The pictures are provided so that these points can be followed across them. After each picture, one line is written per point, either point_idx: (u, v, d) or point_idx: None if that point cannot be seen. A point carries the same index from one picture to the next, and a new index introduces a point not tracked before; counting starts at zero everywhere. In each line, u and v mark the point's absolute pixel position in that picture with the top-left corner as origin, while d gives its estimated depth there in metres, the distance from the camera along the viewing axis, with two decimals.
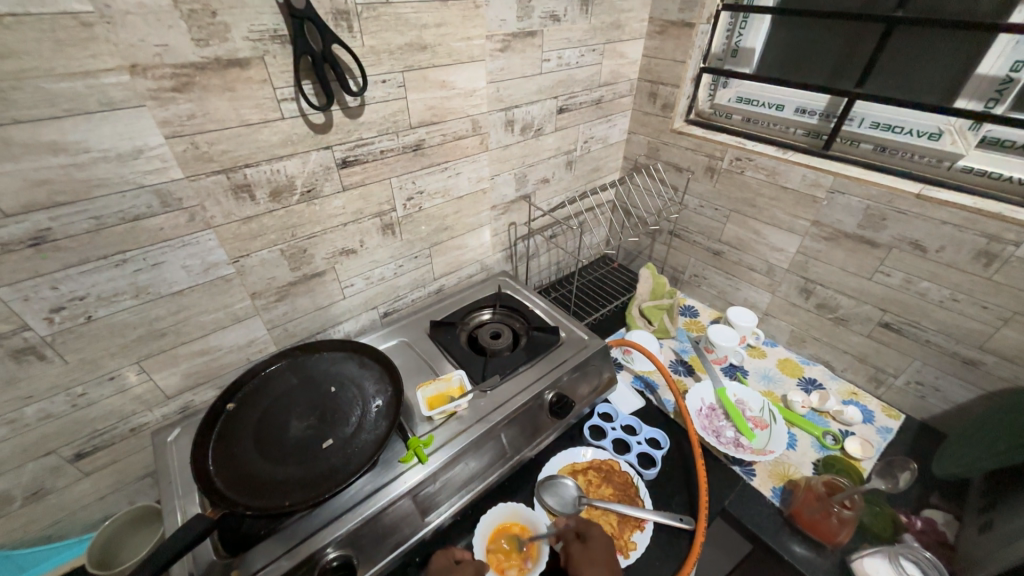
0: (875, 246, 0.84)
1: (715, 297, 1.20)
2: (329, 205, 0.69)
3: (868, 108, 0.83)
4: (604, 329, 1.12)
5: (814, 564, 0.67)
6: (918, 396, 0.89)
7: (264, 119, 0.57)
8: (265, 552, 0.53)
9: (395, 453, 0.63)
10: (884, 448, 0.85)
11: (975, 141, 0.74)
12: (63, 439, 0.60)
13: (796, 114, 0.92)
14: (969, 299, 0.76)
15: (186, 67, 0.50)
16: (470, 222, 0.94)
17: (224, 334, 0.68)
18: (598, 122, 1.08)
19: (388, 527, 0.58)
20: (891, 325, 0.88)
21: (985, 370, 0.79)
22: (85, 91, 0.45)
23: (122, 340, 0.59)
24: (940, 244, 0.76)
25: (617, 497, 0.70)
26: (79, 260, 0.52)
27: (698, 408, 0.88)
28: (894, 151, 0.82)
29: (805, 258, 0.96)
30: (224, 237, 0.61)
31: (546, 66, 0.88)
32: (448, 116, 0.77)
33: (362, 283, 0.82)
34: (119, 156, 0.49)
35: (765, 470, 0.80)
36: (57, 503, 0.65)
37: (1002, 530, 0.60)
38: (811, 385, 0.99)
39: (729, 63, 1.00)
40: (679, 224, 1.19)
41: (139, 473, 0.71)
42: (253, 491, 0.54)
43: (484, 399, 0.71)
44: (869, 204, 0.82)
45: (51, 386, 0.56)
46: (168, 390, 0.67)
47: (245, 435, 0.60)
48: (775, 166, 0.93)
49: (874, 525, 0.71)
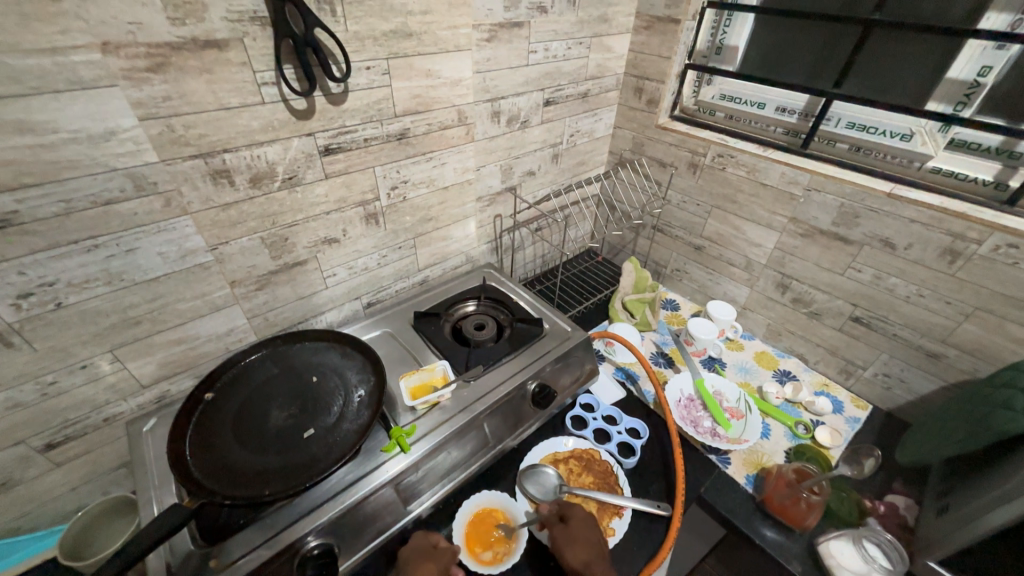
0: (848, 243, 0.87)
1: (696, 292, 1.22)
2: (311, 192, 0.68)
3: (845, 109, 0.86)
4: (587, 322, 1.13)
5: (784, 548, 0.70)
6: (885, 387, 0.93)
7: (244, 103, 0.56)
8: (244, 541, 0.52)
9: (377, 443, 0.63)
10: (852, 437, 0.89)
11: (944, 143, 0.77)
12: (32, 429, 0.58)
13: (776, 113, 0.95)
14: (934, 294, 0.80)
15: (161, 47, 0.48)
16: (456, 213, 0.93)
17: (202, 322, 0.67)
18: (584, 115, 1.08)
19: (369, 515, 0.59)
20: (861, 319, 0.91)
21: (947, 362, 0.83)
22: (53, 68, 0.44)
23: (95, 328, 0.57)
24: (908, 241, 0.79)
25: (597, 485, 0.71)
26: (48, 244, 0.50)
27: (676, 398, 0.91)
28: (868, 151, 0.85)
29: (782, 254, 0.99)
30: (201, 224, 0.60)
31: (532, 58, 0.88)
32: (433, 106, 0.76)
33: (345, 273, 0.81)
34: (90, 138, 0.48)
35: (739, 458, 0.83)
36: (26, 495, 0.63)
37: (956, 513, 0.64)
38: (785, 377, 1.02)
39: (714, 60, 1.01)
40: (662, 219, 1.21)
41: (113, 465, 0.70)
42: (233, 481, 0.53)
43: (467, 389, 0.72)
44: (843, 201, 0.85)
45: (19, 374, 0.54)
46: (143, 379, 0.65)
47: (223, 425, 0.59)
48: (755, 163, 0.95)
49: (840, 510, 0.75)
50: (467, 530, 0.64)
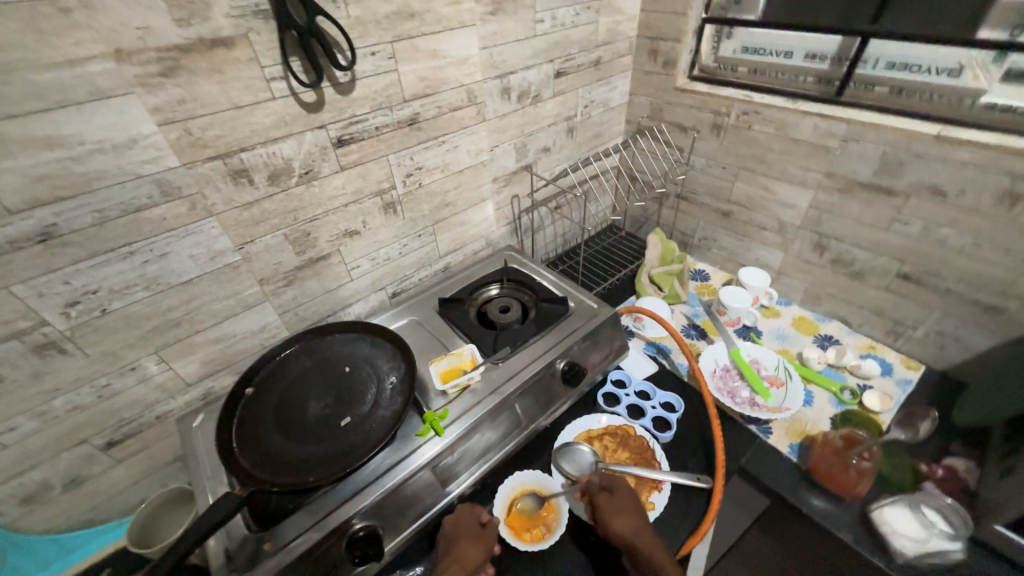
0: (892, 195, 0.81)
1: (726, 260, 1.18)
2: (328, 185, 0.69)
3: (883, 48, 0.78)
4: (614, 298, 1.11)
5: (834, 516, 0.68)
6: (939, 347, 0.87)
7: (255, 100, 0.57)
8: (294, 525, 0.55)
9: (412, 428, 0.64)
10: (903, 400, 0.84)
11: (998, 76, 0.69)
12: (93, 428, 0.62)
13: (805, 61, 0.88)
14: (992, 243, 0.74)
15: (171, 50, 0.49)
16: (472, 197, 0.92)
17: (236, 321, 0.69)
18: (597, 85, 1.04)
19: (410, 497, 0.60)
20: (910, 276, 0.85)
21: (1009, 316, 0.76)
22: (72, 81, 0.45)
23: (139, 331, 0.60)
24: (961, 187, 0.73)
25: (633, 460, 0.71)
26: (88, 254, 0.52)
27: (711, 370, 0.88)
28: (912, 92, 0.78)
29: (818, 212, 0.93)
30: (227, 225, 0.61)
31: (539, 28, 0.85)
32: (442, 87, 0.75)
33: (368, 265, 0.82)
34: (115, 147, 0.49)
35: (781, 427, 0.80)
36: (95, 490, 0.68)
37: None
38: (827, 342, 0.97)
39: (733, 10, 0.95)
40: (686, 187, 1.16)
41: (169, 459, 0.74)
42: (279, 470, 0.55)
43: (497, 370, 0.72)
44: (885, 149, 0.79)
45: (76, 378, 0.57)
46: (188, 377, 0.69)
47: (265, 417, 0.62)
48: (784, 118, 0.89)
49: (893, 476, 0.72)
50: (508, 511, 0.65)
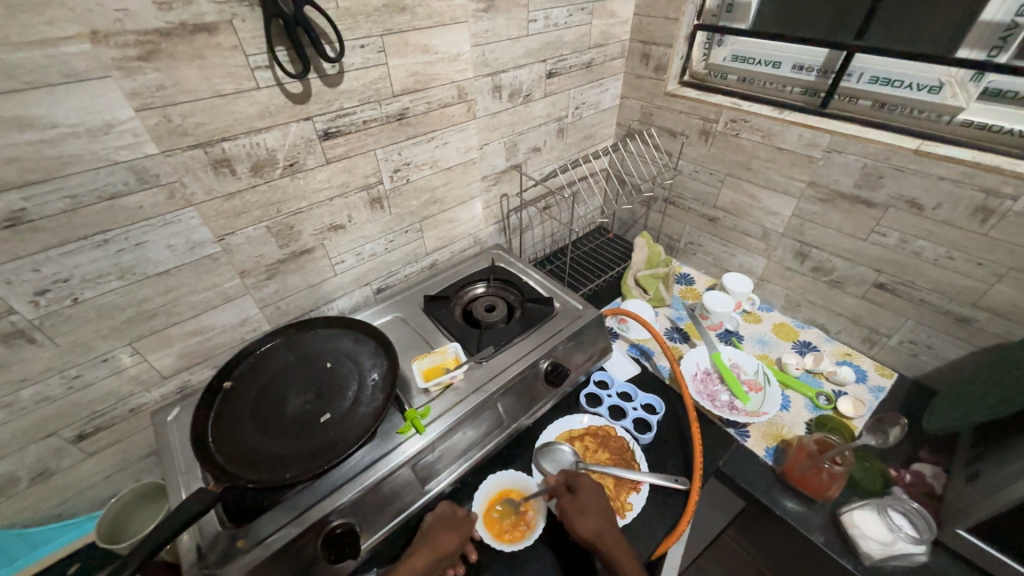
0: (871, 206, 0.83)
1: (711, 265, 1.19)
2: (313, 178, 0.68)
3: (868, 61, 0.80)
4: (600, 300, 1.12)
5: (806, 518, 0.69)
6: (911, 355, 0.90)
7: (239, 89, 0.55)
8: (270, 521, 0.54)
9: (393, 425, 0.64)
10: (876, 406, 0.87)
11: (976, 93, 0.71)
12: (62, 421, 0.60)
13: (793, 72, 0.90)
14: (964, 256, 0.76)
15: (151, 34, 0.47)
16: (461, 194, 0.92)
17: (215, 313, 0.68)
18: (589, 86, 1.05)
19: (389, 495, 0.60)
20: (886, 285, 0.88)
21: (978, 327, 0.79)
22: (45, 61, 0.43)
23: (112, 322, 0.59)
24: (937, 201, 0.75)
25: (613, 461, 0.71)
26: (59, 241, 0.51)
27: (693, 373, 0.89)
28: (892, 107, 0.80)
29: (801, 221, 0.95)
30: (207, 215, 0.60)
31: (532, 27, 0.84)
32: (432, 83, 0.74)
33: (353, 260, 0.81)
34: (89, 131, 0.48)
35: (758, 431, 0.81)
36: (63, 484, 0.66)
37: (986, 479, 0.62)
38: (806, 348, 1.00)
39: (724, 18, 0.96)
40: (674, 191, 1.17)
41: (142, 453, 0.72)
42: (255, 465, 0.55)
43: (480, 369, 0.72)
44: (866, 161, 0.80)
45: (44, 369, 0.56)
46: (164, 370, 0.67)
47: (242, 412, 0.61)
48: (771, 127, 0.90)
49: (864, 480, 0.74)
50: (487, 513, 0.65)
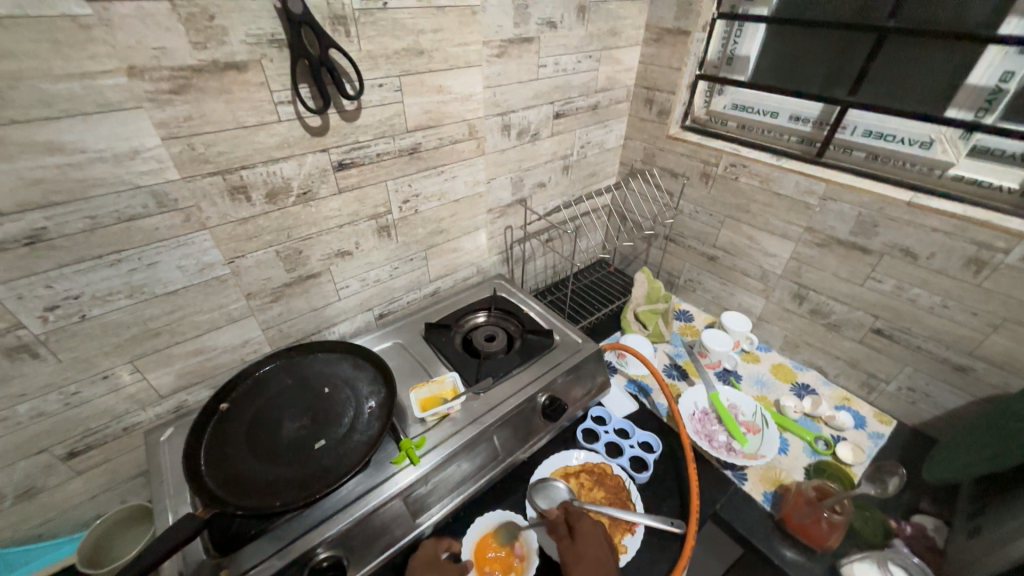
0: (867, 253, 0.85)
1: (710, 302, 1.21)
2: (325, 207, 0.70)
3: (860, 117, 0.84)
4: (599, 333, 1.12)
5: (805, 569, 0.68)
6: (910, 402, 0.90)
7: (261, 121, 0.58)
8: (256, 552, 0.53)
9: (387, 455, 0.63)
10: (876, 454, 0.86)
11: (965, 151, 0.74)
12: (55, 437, 0.60)
13: (790, 122, 0.93)
14: (959, 306, 0.77)
15: (184, 69, 0.50)
16: (466, 225, 0.94)
17: (218, 334, 0.69)
18: (594, 127, 1.09)
19: (379, 528, 0.59)
20: (883, 331, 0.89)
21: (976, 376, 0.79)
22: (82, 92, 0.46)
23: (116, 339, 0.59)
24: (930, 251, 0.77)
25: (608, 501, 0.70)
26: (74, 259, 0.52)
27: (691, 412, 0.89)
28: (885, 159, 0.83)
29: (798, 264, 0.97)
30: (220, 238, 0.62)
31: (542, 72, 0.89)
32: (445, 120, 0.77)
33: (357, 285, 0.82)
34: (115, 157, 0.50)
35: (757, 474, 0.80)
36: (48, 502, 0.64)
37: (989, 535, 0.61)
38: (804, 390, 0.99)
39: (725, 70, 1.01)
40: (675, 230, 1.20)
41: (131, 473, 0.71)
42: (246, 491, 0.54)
43: (477, 401, 0.71)
44: (861, 210, 0.83)
45: (44, 384, 0.56)
46: (162, 389, 0.67)
47: (237, 435, 0.60)
48: (769, 173, 0.94)
49: (865, 530, 0.72)
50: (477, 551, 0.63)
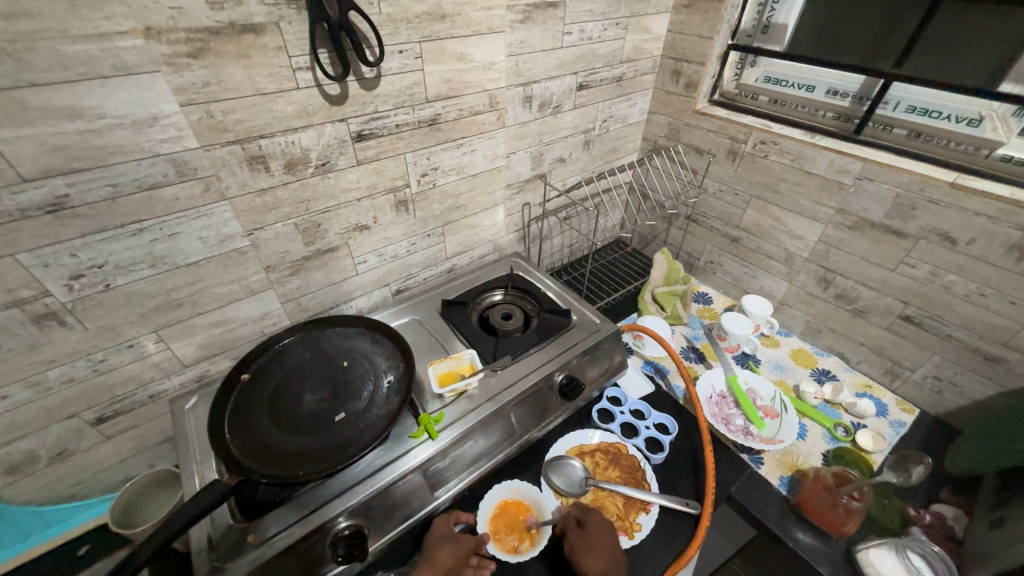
0: (902, 237, 0.82)
1: (730, 285, 1.18)
2: (343, 178, 0.68)
3: (904, 91, 0.79)
4: (615, 314, 1.11)
5: (819, 553, 0.68)
6: (935, 391, 0.87)
7: (280, 88, 0.56)
8: (279, 519, 0.54)
9: (406, 429, 0.64)
10: (897, 442, 0.84)
11: (1018, 129, 0.70)
12: (84, 403, 0.61)
13: (826, 96, 0.88)
14: (996, 294, 0.74)
15: (201, 32, 0.48)
16: (484, 201, 0.92)
17: (238, 306, 0.69)
18: (618, 100, 1.05)
19: (398, 500, 0.60)
20: (912, 318, 0.86)
21: (1007, 367, 0.77)
22: (99, 54, 0.44)
23: (141, 309, 0.60)
24: (971, 236, 0.73)
25: (623, 480, 0.71)
26: (97, 227, 0.52)
27: (707, 395, 0.88)
28: (928, 137, 0.78)
29: (826, 247, 0.94)
30: (239, 209, 0.61)
31: (567, 40, 0.85)
32: (465, 90, 0.75)
33: (375, 260, 0.82)
34: (135, 123, 0.49)
35: (773, 459, 0.80)
36: (80, 465, 0.67)
37: (1013, 528, 0.60)
38: (824, 376, 0.98)
39: (759, 39, 0.95)
40: (697, 209, 1.16)
41: (158, 439, 0.73)
42: (269, 460, 0.55)
43: (495, 378, 0.71)
44: (899, 191, 0.79)
45: (72, 351, 0.57)
46: (185, 359, 0.68)
47: (259, 406, 0.61)
48: (802, 150, 0.89)
49: (882, 516, 0.72)
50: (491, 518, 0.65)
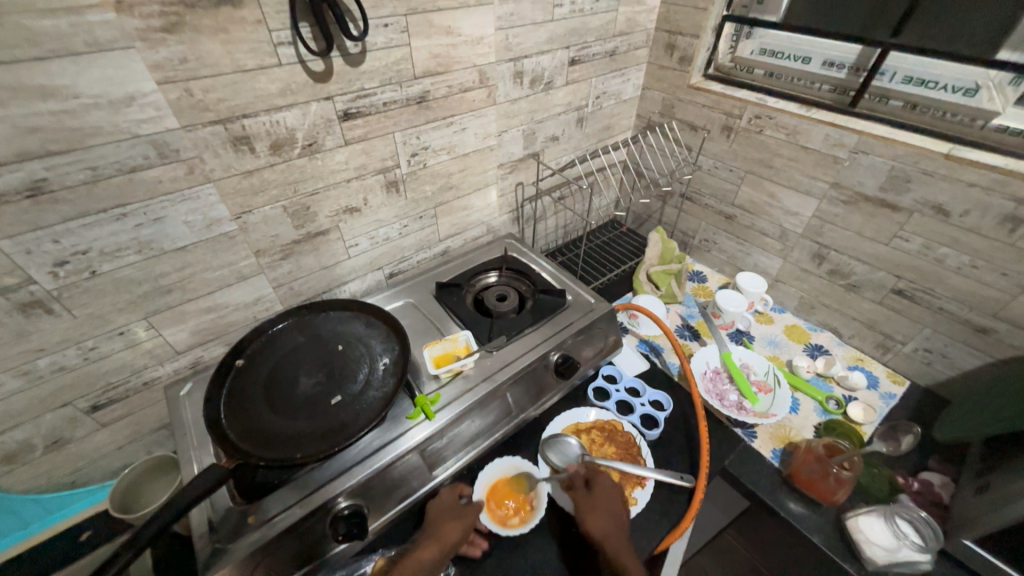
0: (895, 210, 0.81)
1: (725, 263, 1.18)
2: (331, 159, 0.67)
3: (900, 61, 0.78)
4: (611, 294, 1.11)
5: (810, 522, 0.69)
6: (925, 363, 0.89)
7: (261, 65, 0.54)
8: (278, 500, 0.54)
9: (402, 410, 0.64)
10: (887, 413, 0.86)
11: (1014, 98, 0.69)
12: (77, 391, 0.61)
13: (823, 68, 0.87)
14: (988, 265, 0.74)
15: (175, 5, 0.46)
16: (476, 181, 0.91)
17: (229, 291, 0.68)
18: (611, 76, 1.02)
19: (397, 480, 0.60)
20: (904, 291, 0.86)
21: (997, 338, 0.78)
22: (69, 29, 0.43)
23: (129, 295, 0.59)
24: (965, 208, 0.73)
25: (618, 456, 0.72)
26: (78, 212, 0.50)
27: (702, 371, 0.89)
28: (925, 109, 0.78)
29: (821, 222, 0.94)
30: (225, 192, 0.60)
31: (557, 12, 0.82)
32: (453, 66, 0.73)
33: (367, 243, 0.81)
34: (111, 103, 0.47)
35: (766, 432, 0.81)
36: (77, 453, 0.67)
37: (997, 492, 0.61)
38: (817, 351, 0.99)
39: (755, 11, 0.93)
40: (692, 187, 1.15)
41: (155, 426, 0.73)
42: (267, 444, 0.55)
43: (490, 358, 0.71)
44: (894, 164, 0.78)
45: (62, 339, 0.56)
46: (178, 345, 0.68)
47: (255, 390, 0.61)
48: (797, 124, 0.88)
49: (871, 486, 0.74)
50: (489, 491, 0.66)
